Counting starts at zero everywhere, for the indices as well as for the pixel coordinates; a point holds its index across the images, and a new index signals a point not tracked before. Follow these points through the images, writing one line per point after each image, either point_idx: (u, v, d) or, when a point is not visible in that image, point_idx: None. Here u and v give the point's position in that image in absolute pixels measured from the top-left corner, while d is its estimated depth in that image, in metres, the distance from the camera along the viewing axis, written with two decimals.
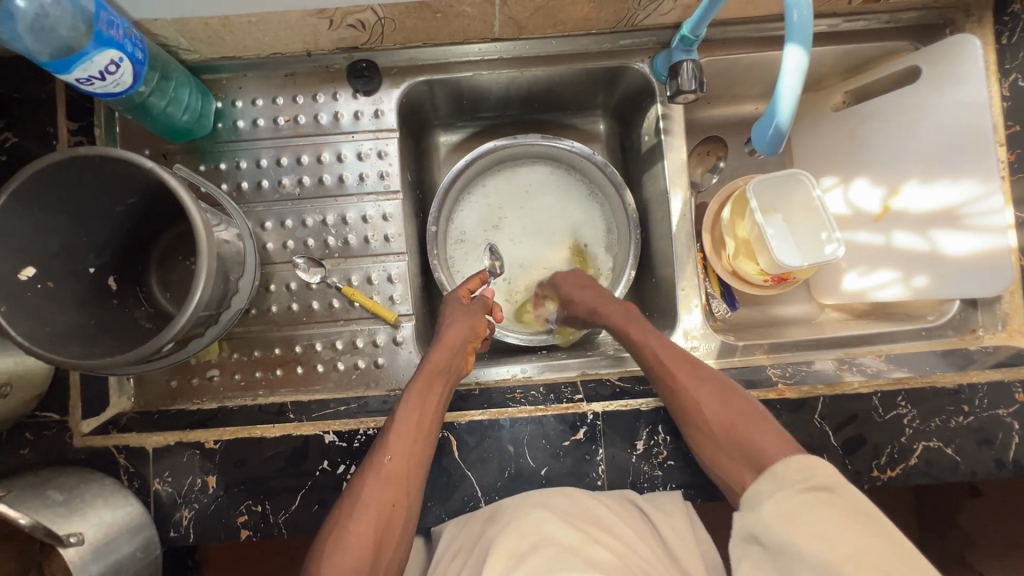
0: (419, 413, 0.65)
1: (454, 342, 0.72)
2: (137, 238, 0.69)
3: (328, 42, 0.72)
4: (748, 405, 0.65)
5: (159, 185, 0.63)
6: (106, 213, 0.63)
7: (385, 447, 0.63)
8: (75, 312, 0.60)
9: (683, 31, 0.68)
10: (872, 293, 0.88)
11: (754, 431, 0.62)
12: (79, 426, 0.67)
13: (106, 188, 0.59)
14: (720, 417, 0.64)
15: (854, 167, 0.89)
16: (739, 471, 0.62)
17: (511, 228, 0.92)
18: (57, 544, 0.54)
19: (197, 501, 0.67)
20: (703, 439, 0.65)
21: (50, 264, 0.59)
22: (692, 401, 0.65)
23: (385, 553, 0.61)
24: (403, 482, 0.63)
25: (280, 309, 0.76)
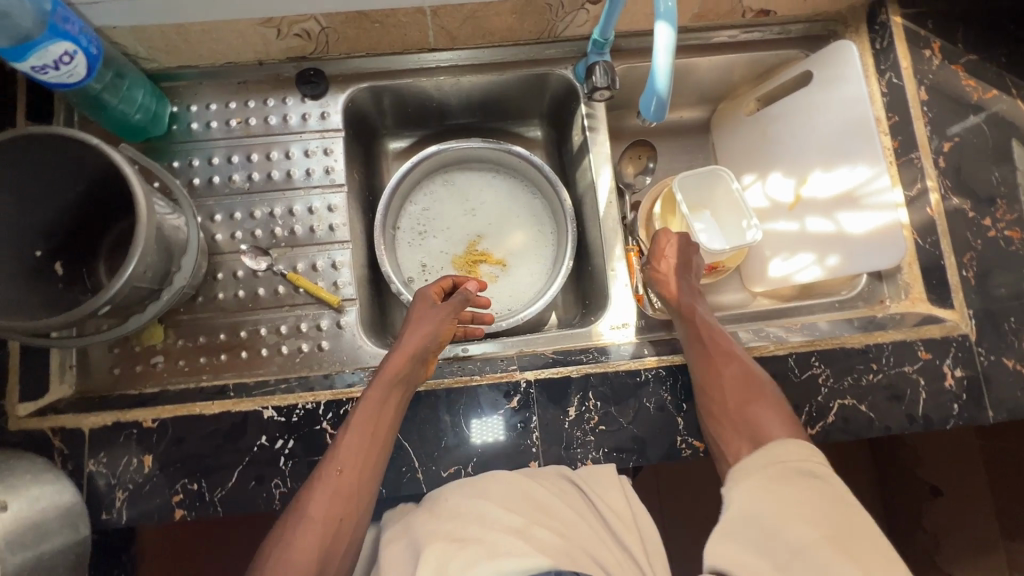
0: (373, 424, 0.65)
1: (411, 349, 0.69)
2: (86, 226, 0.72)
3: (278, 51, 0.80)
4: (766, 388, 0.69)
5: (110, 172, 0.67)
6: (57, 198, 0.66)
7: (340, 461, 0.62)
8: (14, 289, 0.63)
9: (595, 36, 0.77)
10: (794, 277, 0.94)
11: (762, 409, 0.67)
12: (16, 408, 0.68)
13: (53, 172, 0.63)
14: (736, 394, 0.68)
15: (767, 162, 0.98)
16: (738, 446, 0.65)
17: (448, 227, 0.97)
18: None
19: (131, 482, 0.67)
20: (718, 417, 0.68)
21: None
22: (714, 372, 0.70)
23: (330, 564, 0.58)
24: (352, 495, 0.61)
25: (228, 296, 0.79)
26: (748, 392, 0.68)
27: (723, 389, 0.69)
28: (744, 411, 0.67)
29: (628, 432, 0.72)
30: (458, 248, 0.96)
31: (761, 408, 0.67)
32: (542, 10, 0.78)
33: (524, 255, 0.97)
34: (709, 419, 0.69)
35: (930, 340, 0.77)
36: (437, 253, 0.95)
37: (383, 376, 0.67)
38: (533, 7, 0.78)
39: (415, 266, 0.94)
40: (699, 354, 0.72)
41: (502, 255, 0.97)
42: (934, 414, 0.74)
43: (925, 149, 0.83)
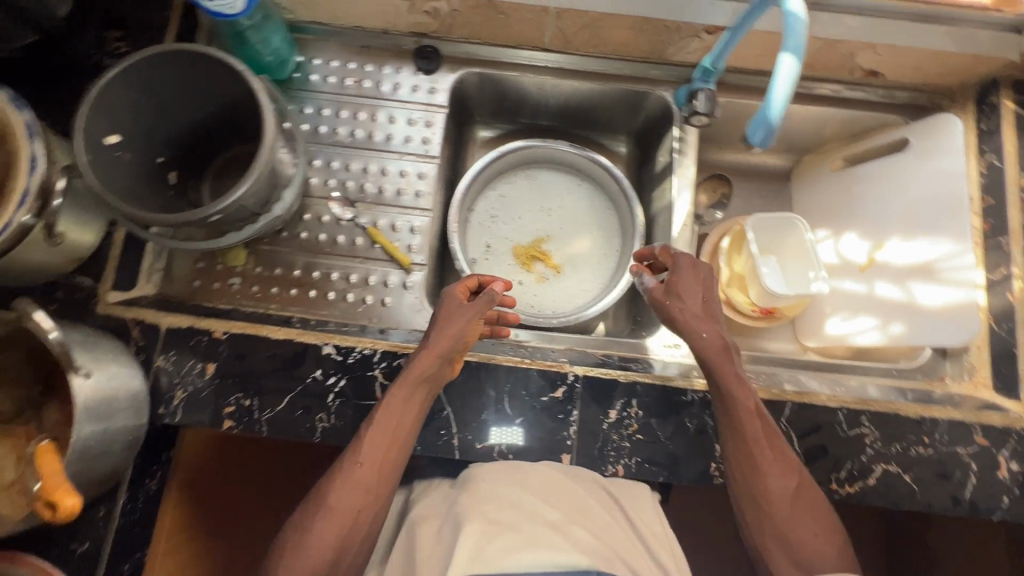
0: (393, 422, 0.65)
1: (433, 355, 0.66)
2: (203, 144, 0.78)
3: (404, 24, 0.85)
4: (815, 498, 0.64)
5: (240, 103, 0.72)
6: (189, 114, 0.73)
7: (359, 455, 0.63)
8: (133, 185, 0.69)
9: (705, 64, 0.80)
10: (852, 338, 0.93)
11: (813, 526, 0.62)
12: (107, 294, 0.73)
13: (193, 91, 0.69)
14: (789, 519, 0.62)
15: (846, 221, 0.98)
16: (784, 566, 0.61)
17: (519, 219, 1.00)
18: (70, 370, 0.58)
19: (191, 385, 0.71)
20: (764, 533, 0.62)
21: (130, 139, 0.68)
22: (761, 490, 0.63)
23: (348, 548, 0.62)
24: (371, 487, 0.63)
25: (309, 237, 0.83)
26: (799, 514, 0.62)
27: (772, 506, 0.62)
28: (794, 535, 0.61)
29: (664, 447, 0.72)
30: (524, 239, 0.99)
31: (809, 529, 0.62)
32: (659, 31, 0.82)
33: (585, 262, 0.99)
34: (754, 533, 0.63)
35: (988, 426, 0.74)
36: (503, 239, 0.98)
37: (409, 376, 0.66)
38: (651, 26, 0.81)
39: (480, 246, 0.98)
40: (750, 466, 0.64)
41: (560, 260, 0.98)
42: (980, 501, 0.72)
43: (1015, 235, 0.82)
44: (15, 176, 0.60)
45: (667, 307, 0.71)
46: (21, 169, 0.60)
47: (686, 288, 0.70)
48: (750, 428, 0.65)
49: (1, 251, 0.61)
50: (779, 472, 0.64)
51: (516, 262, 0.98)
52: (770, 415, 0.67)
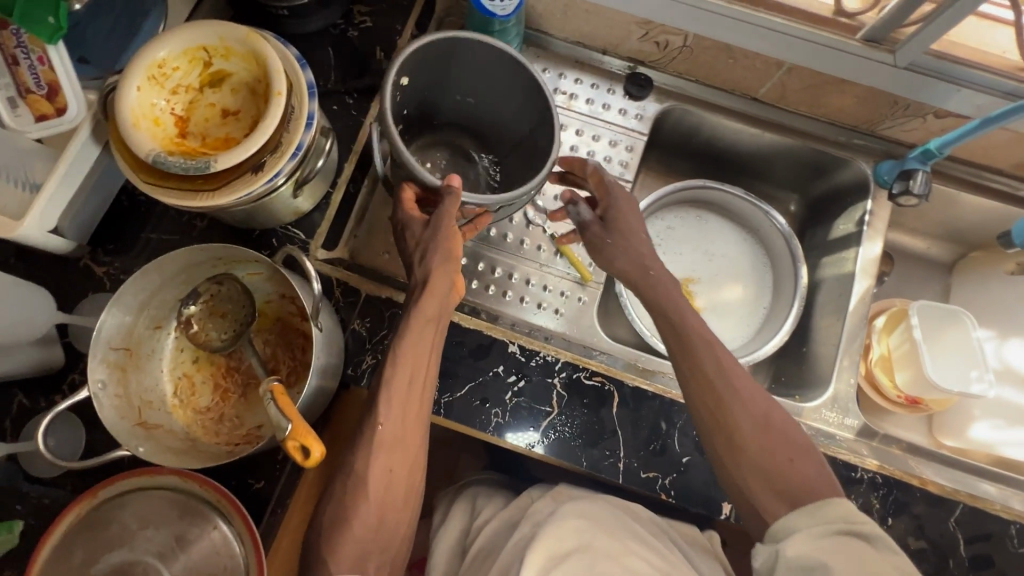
0: (417, 373, 0.65)
1: (438, 281, 0.67)
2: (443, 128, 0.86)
3: (627, 49, 0.87)
4: (789, 431, 0.64)
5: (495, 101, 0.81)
6: (457, 91, 0.81)
7: (385, 410, 0.63)
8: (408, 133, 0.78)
9: (930, 145, 0.80)
10: (999, 447, 0.92)
11: (789, 454, 0.62)
12: (315, 251, 0.77)
13: (480, 80, 0.77)
14: (760, 448, 0.62)
15: (1016, 327, 0.95)
16: (768, 499, 0.60)
17: (676, 252, 1.01)
18: (313, 319, 0.60)
19: (380, 354, 0.73)
20: (742, 465, 0.63)
21: (410, 85, 0.76)
22: (736, 427, 0.63)
23: (390, 509, 0.63)
24: (399, 444, 0.63)
25: (497, 233, 0.86)
26: (761, 439, 0.63)
27: (744, 441, 0.63)
28: (778, 466, 0.61)
29: None
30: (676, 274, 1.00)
31: (784, 455, 0.62)
32: (885, 104, 0.82)
33: (731, 311, 0.99)
34: (735, 471, 0.63)
35: None
36: None
37: (419, 319, 0.65)
38: (879, 99, 0.81)
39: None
40: (717, 405, 0.65)
41: (705, 303, 0.99)
42: None
43: None
44: (292, 130, 0.64)
45: (605, 239, 0.76)
46: (299, 124, 0.64)
47: (596, 230, 0.77)
48: (708, 362, 0.66)
49: (262, 194, 0.65)
50: (747, 409, 0.64)
51: None
52: (725, 350, 0.68)
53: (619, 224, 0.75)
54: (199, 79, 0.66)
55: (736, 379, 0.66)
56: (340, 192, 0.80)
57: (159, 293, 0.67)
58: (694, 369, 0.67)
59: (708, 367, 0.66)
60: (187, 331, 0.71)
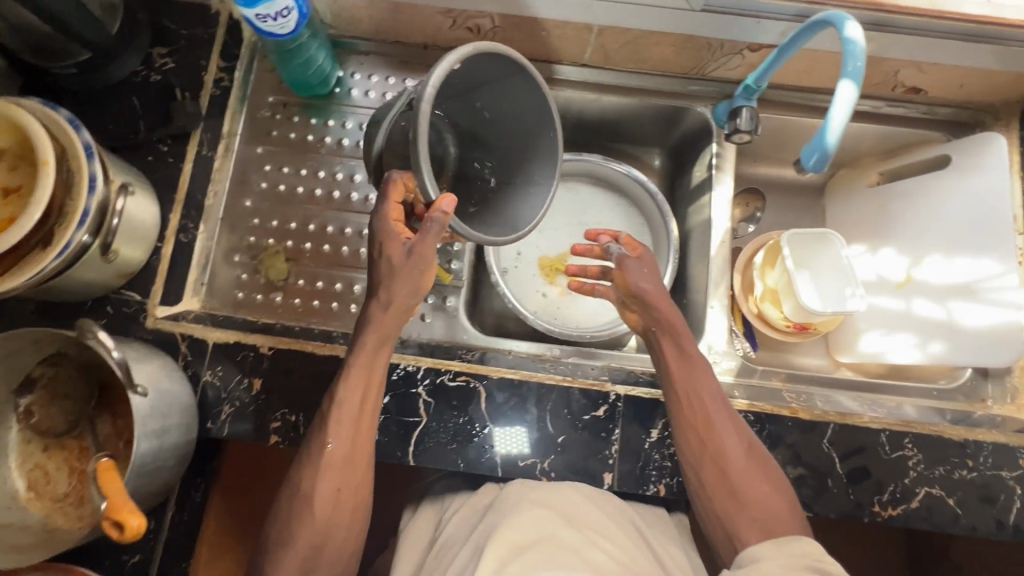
0: (366, 395, 0.65)
1: (398, 306, 0.66)
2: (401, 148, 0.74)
3: (445, 38, 0.86)
4: (769, 461, 0.66)
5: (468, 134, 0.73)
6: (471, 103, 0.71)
7: (334, 430, 0.64)
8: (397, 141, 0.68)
9: (748, 81, 0.79)
10: (887, 356, 0.92)
11: (766, 483, 0.63)
12: (155, 310, 0.74)
13: (504, 101, 0.69)
14: (739, 469, 0.64)
15: (884, 237, 0.96)
16: (747, 527, 0.61)
17: (549, 229, 1.00)
18: (128, 388, 0.58)
19: (239, 400, 0.72)
20: (721, 488, 0.64)
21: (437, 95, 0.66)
22: (717, 443, 0.65)
23: (336, 530, 0.63)
24: (349, 463, 0.64)
25: (350, 252, 0.85)
26: (741, 460, 0.64)
27: (723, 457, 0.64)
28: (746, 485, 0.63)
29: None
30: (552, 251, 0.99)
31: (763, 480, 0.63)
32: (701, 48, 0.82)
33: None
34: (714, 494, 0.64)
35: None
36: (533, 249, 0.99)
37: (371, 339, 0.65)
38: (694, 44, 0.81)
39: (510, 255, 0.98)
40: (704, 426, 0.66)
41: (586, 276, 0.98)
42: None
43: None
44: (75, 198, 0.61)
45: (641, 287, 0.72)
46: (81, 190, 0.61)
47: (635, 268, 0.73)
48: (705, 397, 0.67)
49: (61, 268, 0.62)
50: (740, 444, 0.66)
51: (540, 272, 0.98)
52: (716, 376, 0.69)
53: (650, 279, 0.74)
54: None
55: (715, 398, 0.67)
56: (171, 244, 0.77)
57: None
58: (681, 380, 0.68)
59: (690, 375, 0.68)
60: (29, 421, 0.68)
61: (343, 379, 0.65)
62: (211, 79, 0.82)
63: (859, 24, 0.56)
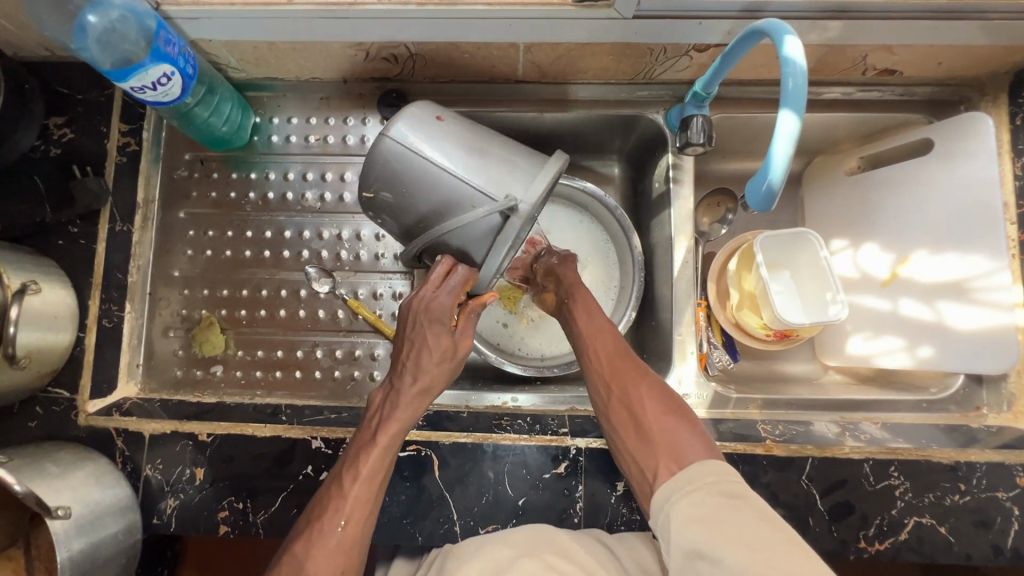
0: (380, 475, 0.57)
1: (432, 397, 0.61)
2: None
3: (363, 71, 0.78)
4: (679, 404, 0.64)
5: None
6: None
7: (344, 510, 0.55)
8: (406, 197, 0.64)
9: (697, 88, 0.72)
10: (876, 359, 0.87)
11: (672, 421, 0.61)
12: (85, 405, 0.71)
13: None
14: (646, 408, 0.63)
15: (866, 232, 0.89)
16: (657, 461, 0.59)
17: None
18: (46, 514, 0.57)
19: (183, 492, 0.69)
20: (629, 427, 0.62)
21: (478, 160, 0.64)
22: (622, 388, 0.65)
23: None
24: (355, 549, 0.55)
25: (288, 314, 0.80)
26: (649, 400, 0.63)
27: (630, 399, 0.64)
28: (656, 420, 0.61)
29: None
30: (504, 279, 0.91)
31: (670, 416, 0.62)
32: (642, 54, 0.74)
33: None
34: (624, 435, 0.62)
35: None
36: None
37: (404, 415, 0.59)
38: (634, 51, 0.73)
39: None
40: (609, 376, 0.67)
41: None
42: None
43: None
44: None
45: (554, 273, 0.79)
46: None
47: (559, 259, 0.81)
48: (602, 351, 0.69)
49: None
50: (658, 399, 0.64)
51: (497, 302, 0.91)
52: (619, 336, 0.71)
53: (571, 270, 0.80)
54: None
55: (614, 349, 0.69)
56: (94, 332, 0.73)
57: None
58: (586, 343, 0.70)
59: (593, 337, 0.70)
60: None
61: (361, 455, 0.57)
62: (116, 146, 0.76)
63: (799, 39, 0.48)
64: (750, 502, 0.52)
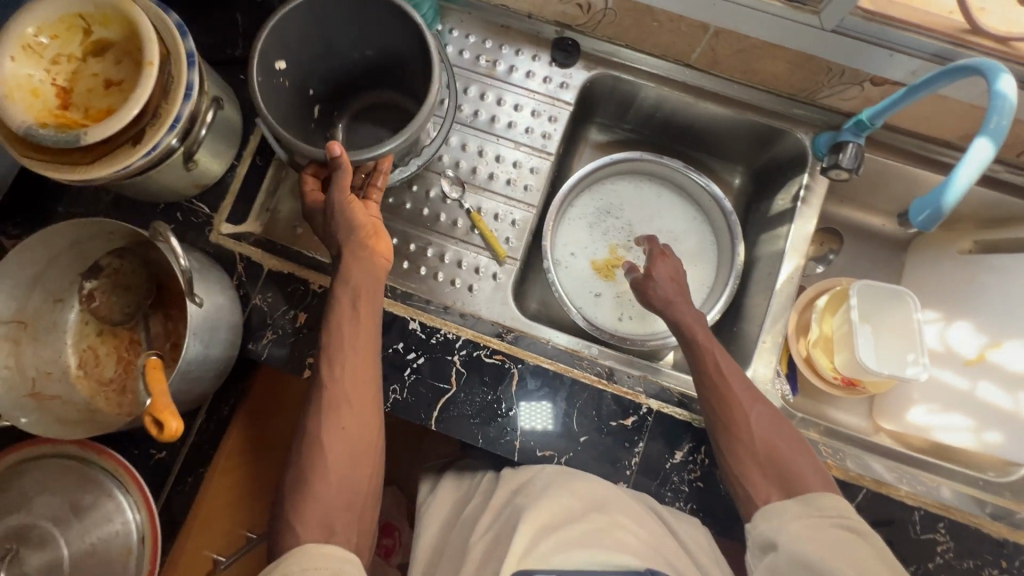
0: (363, 340, 0.66)
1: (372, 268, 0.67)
2: (307, 70, 0.77)
3: (551, 12, 0.83)
4: (789, 432, 0.67)
5: (382, 37, 0.76)
6: (347, 53, 0.78)
7: (335, 373, 0.64)
8: (278, 112, 0.75)
9: (862, 115, 0.75)
10: (936, 432, 0.88)
11: (788, 453, 0.64)
12: (220, 225, 0.76)
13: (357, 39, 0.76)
14: (756, 431, 0.66)
15: (962, 309, 0.90)
16: (762, 485, 0.64)
17: (610, 228, 0.98)
18: (187, 297, 0.61)
19: (281, 329, 0.73)
20: (739, 449, 0.66)
21: (292, 69, 0.75)
22: (732, 406, 0.67)
23: (350, 469, 0.63)
24: (348, 403, 0.64)
25: (413, 209, 0.84)
26: (762, 424, 0.66)
27: (741, 421, 0.67)
28: (769, 449, 0.65)
29: (722, 502, 0.70)
30: (601, 254, 0.96)
31: (781, 444, 0.65)
32: (819, 71, 0.77)
33: None
34: (732, 454, 0.66)
35: None
36: (588, 247, 0.97)
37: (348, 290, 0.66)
38: (812, 65, 0.76)
39: (566, 248, 0.96)
40: (715, 389, 0.69)
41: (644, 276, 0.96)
42: None
43: None
44: (170, 101, 0.63)
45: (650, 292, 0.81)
46: (177, 95, 0.62)
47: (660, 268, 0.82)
48: (719, 366, 0.71)
49: (144, 169, 0.64)
50: (766, 423, 0.67)
51: (594, 271, 0.96)
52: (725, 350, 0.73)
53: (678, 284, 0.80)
54: (82, 48, 0.64)
55: (723, 364, 0.71)
56: (246, 165, 0.79)
57: (54, 267, 0.68)
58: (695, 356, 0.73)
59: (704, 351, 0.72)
60: (90, 305, 0.71)
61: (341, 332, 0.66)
62: None
63: (1015, 78, 0.51)
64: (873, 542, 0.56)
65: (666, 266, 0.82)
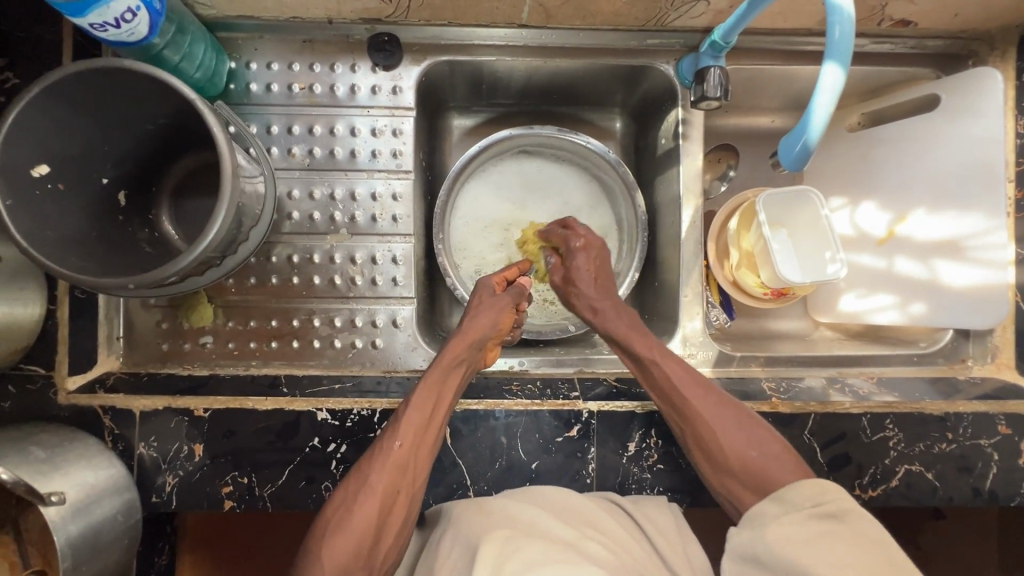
0: (427, 405, 0.63)
1: (465, 341, 0.68)
2: (88, 160, 0.60)
3: (351, 11, 0.70)
4: (758, 430, 0.62)
5: (166, 103, 0.60)
6: (133, 127, 0.62)
7: (398, 433, 0.61)
8: (72, 231, 0.59)
9: (715, 36, 0.68)
10: (868, 316, 0.88)
11: (766, 461, 0.60)
12: (65, 382, 0.66)
13: (125, 107, 0.59)
14: (727, 441, 0.62)
15: (865, 190, 0.88)
16: (740, 491, 0.60)
17: (506, 218, 0.90)
18: (39, 502, 0.53)
19: (181, 468, 0.65)
20: (711, 463, 0.62)
21: (66, 167, 0.58)
22: (694, 416, 0.64)
23: (384, 536, 0.58)
24: (409, 468, 0.60)
25: (280, 281, 0.75)
26: (735, 432, 0.62)
27: (711, 438, 0.62)
28: (743, 460, 0.60)
29: (686, 475, 0.70)
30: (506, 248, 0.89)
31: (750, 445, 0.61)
32: None
33: None
34: (706, 467, 0.63)
35: (1013, 416, 0.73)
36: (489, 246, 0.89)
37: (437, 368, 0.66)
38: None
39: (468, 254, 0.89)
40: (671, 395, 0.66)
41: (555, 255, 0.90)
42: (1000, 489, 0.72)
43: None
44: None
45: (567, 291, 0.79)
46: None
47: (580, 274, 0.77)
48: (671, 374, 0.67)
49: None
50: (724, 413, 0.63)
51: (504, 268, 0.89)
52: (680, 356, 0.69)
53: (600, 282, 0.77)
54: None
55: (668, 366, 0.67)
56: (66, 305, 0.67)
57: None
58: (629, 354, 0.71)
59: (640, 351, 0.70)
60: None
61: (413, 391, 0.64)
62: None
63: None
64: (848, 523, 0.51)
65: (588, 257, 0.77)
